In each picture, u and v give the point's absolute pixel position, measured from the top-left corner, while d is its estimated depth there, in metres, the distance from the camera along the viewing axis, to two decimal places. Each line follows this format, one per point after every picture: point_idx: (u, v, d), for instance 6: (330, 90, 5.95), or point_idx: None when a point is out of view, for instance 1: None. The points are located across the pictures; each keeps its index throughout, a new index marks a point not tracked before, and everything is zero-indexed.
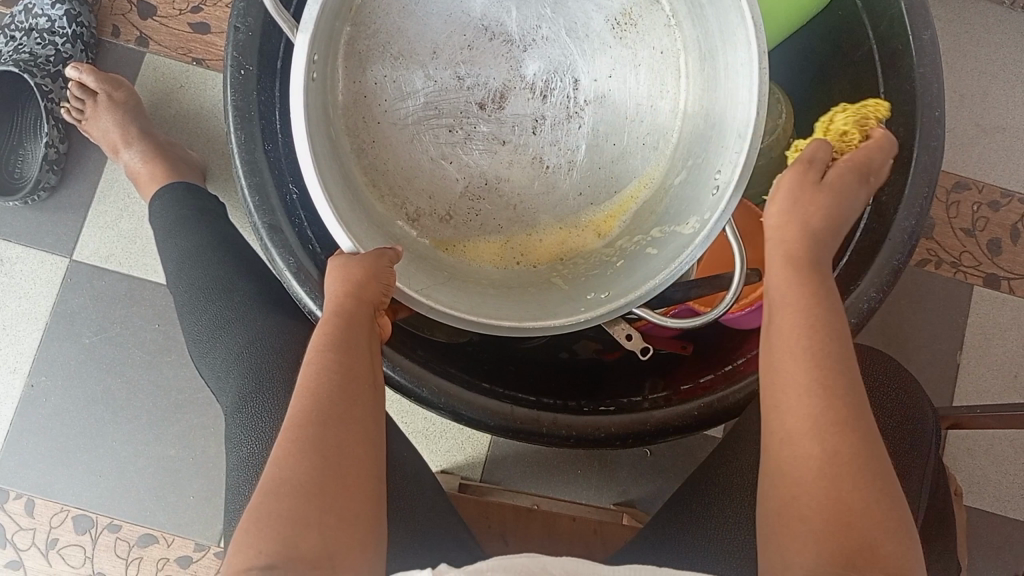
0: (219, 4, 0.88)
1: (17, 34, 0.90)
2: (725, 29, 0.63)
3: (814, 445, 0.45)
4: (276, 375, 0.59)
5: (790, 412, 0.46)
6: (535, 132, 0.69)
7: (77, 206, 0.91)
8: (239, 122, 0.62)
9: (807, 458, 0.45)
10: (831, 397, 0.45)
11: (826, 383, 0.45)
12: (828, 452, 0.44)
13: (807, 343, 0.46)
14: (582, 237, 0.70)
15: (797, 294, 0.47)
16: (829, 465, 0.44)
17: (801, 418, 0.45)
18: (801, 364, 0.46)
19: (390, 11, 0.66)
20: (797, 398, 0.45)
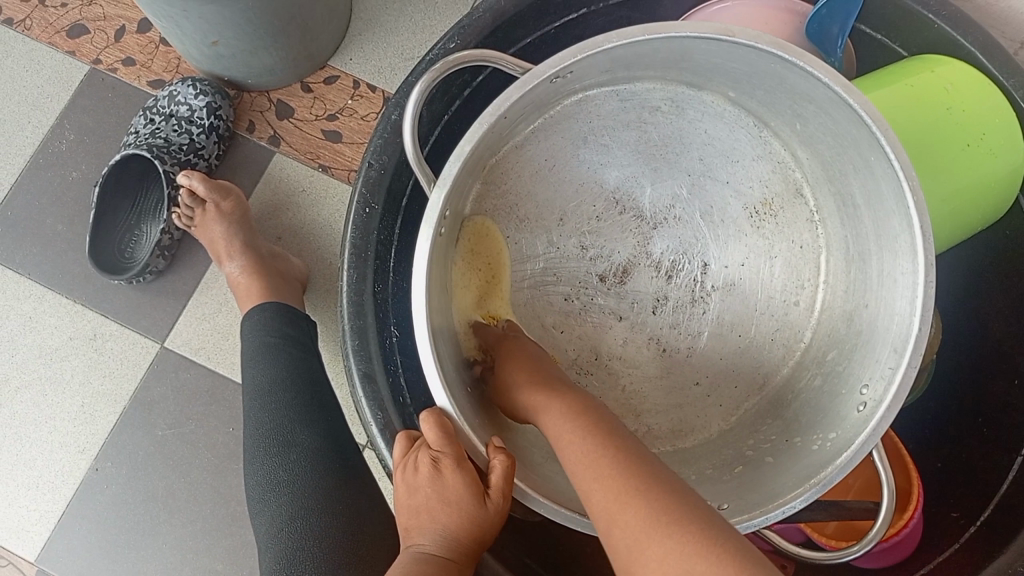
0: (355, 115, 0.88)
1: (156, 116, 0.85)
2: (884, 233, 0.57)
3: (661, 548, 0.38)
4: (316, 561, 0.55)
5: (632, 543, 0.40)
6: (655, 312, 0.66)
7: (178, 291, 0.83)
8: (354, 260, 0.60)
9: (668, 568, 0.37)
10: (634, 484, 0.42)
11: (648, 497, 0.41)
12: (657, 525, 0.39)
13: (609, 469, 0.43)
14: (700, 423, 0.65)
15: (589, 455, 0.45)
16: (662, 533, 0.39)
17: (622, 511, 0.41)
18: (590, 466, 0.44)
19: (523, 174, 0.65)
20: (603, 497, 0.42)
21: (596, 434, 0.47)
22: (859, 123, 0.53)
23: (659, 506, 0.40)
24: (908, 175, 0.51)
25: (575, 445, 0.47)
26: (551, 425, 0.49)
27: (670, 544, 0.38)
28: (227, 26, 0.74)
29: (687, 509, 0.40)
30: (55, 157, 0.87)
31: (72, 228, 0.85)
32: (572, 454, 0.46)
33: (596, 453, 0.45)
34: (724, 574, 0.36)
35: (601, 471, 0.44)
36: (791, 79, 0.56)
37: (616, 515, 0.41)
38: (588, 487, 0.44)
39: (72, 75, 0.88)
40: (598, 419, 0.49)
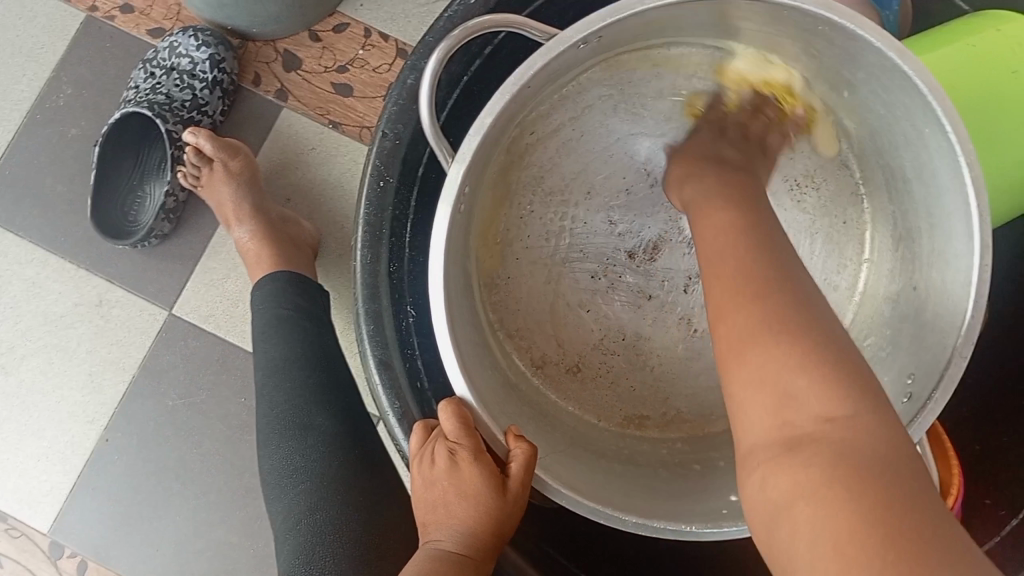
0: (367, 67, 0.83)
1: (157, 69, 0.80)
2: (936, 210, 0.52)
3: (786, 364, 0.37)
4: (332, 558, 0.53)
5: (750, 352, 0.39)
6: (687, 291, 0.63)
7: (184, 257, 0.80)
8: (368, 238, 0.57)
9: (794, 382, 0.37)
10: (767, 287, 0.40)
11: (788, 306, 0.39)
12: (788, 335, 0.38)
13: (732, 266, 0.42)
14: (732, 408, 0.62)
15: (739, 244, 0.44)
16: (783, 344, 0.38)
17: (740, 308, 0.40)
18: (731, 259, 0.43)
19: (547, 146, 0.62)
20: (725, 298, 0.42)
21: (744, 222, 0.45)
22: (913, 91, 0.48)
23: (787, 313, 0.39)
24: (968, 155, 0.46)
25: (737, 237, 0.44)
26: (702, 215, 0.48)
27: (783, 347, 0.38)
28: None
29: (817, 331, 0.38)
30: (53, 113, 0.83)
31: (73, 188, 0.82)
32: (716, 238, 0.45)
33: (740, 243, 0.43)
34: (829, 398, 0.36)
35: (738, 262, 0.42)
36: (838, 43, 0.50)
37: (731, 314, 0.41)
38: (719, 278, 0.43)
39: (67, 23, 0.83)
40: (756, 203, 0.47)
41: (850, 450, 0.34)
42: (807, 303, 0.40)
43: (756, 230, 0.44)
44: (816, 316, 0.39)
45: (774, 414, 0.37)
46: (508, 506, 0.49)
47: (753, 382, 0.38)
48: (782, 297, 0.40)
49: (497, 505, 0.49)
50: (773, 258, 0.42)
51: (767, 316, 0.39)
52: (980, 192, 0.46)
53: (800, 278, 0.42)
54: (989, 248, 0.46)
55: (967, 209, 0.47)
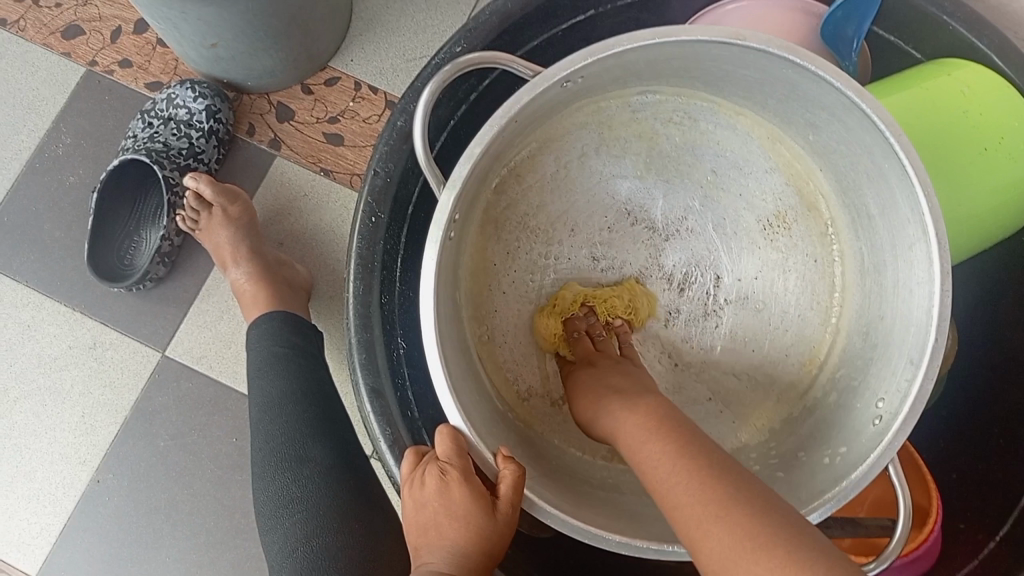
0: (357, 117, 0.87)
1: (154, 119, 0.84)
2: (899, 240, 0.56)
3: (669, 460, 0.43)
4: None
5: (649, 475, 0.44)
6: (667, 325, 0.65)
7: (178, 299, 0.82)
8: (360, 271, 0.59)
9: (671, 475, 0.42)
10: (720, 492, 0.39)
11: (671, 434, 0.45)
12: (668, 452, 0.43)
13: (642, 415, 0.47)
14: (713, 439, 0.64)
15: (630, 416, 0.48)
16: (661, 462, 0.43)
17: (639, 453, 0.45)
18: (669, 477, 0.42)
19: (535, 186, 0.66)
20: (686, 514, 0.40)
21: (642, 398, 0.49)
22: (872, 128, 0.52)
23: (740, 514, 0.38)
24: (926, 185, 0.50)
25: (660, 448, 0.44)
26: (632, 448, 0.46)
27: (661, 455, 0.43)
28: (225, 27, 0.73)
29: (687, 439, 0.44)
30: (51, 162, 0.85)
31: (69, 234, 0.84)
32: (650, 456, 0.44)
33: (679, 463, 0.42)
34: (689, 471, 0.41)
35: (676, 482, 0.41)
36: (802, 86, 0.55)
37: (696, 528, 0.39)
38: (660, 487, 0.42)
39: (68, 77, 0.87)
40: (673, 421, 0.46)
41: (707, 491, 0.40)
42: (696, 435, 0.45)
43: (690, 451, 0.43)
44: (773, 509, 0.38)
45: (664, 479, 0.42)
46: (497, 522, 0.51)
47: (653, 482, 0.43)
48: (731, 493, 0.39)
49: (487, 519, 0.50)
50: (713, 462, 0.42)
51: (662, 444, 0.44)
52: (938, 219, 0.50)
53: (736, 472, 0.41)
54: (948, 273, 0.50)
55: (927, 235, 0.51)
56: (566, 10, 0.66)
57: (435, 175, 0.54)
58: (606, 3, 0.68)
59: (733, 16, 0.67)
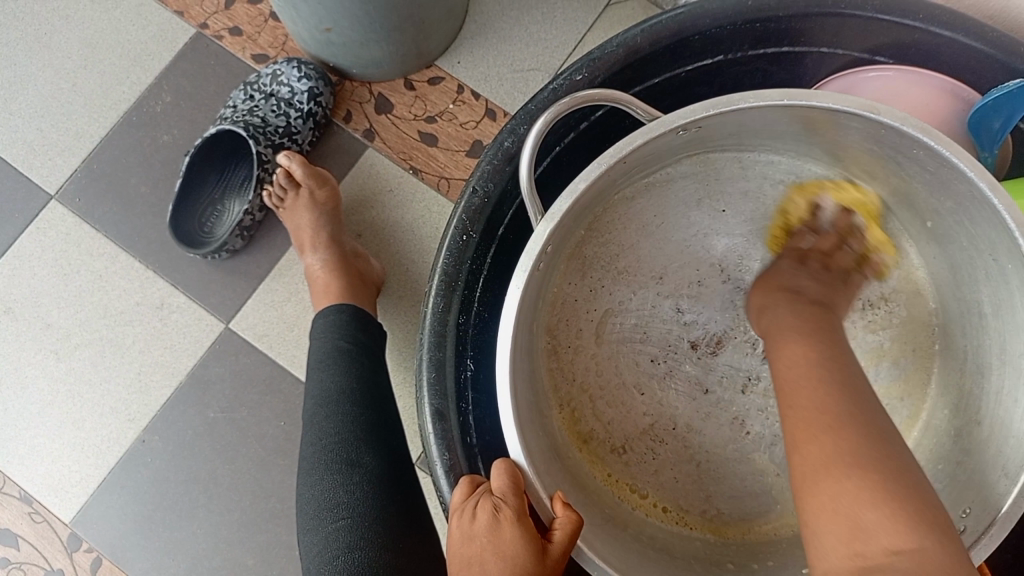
0: (454, 121, 0.86)
1: (257, 93, 0.83)
2: (1009, 348, 0.53)
3: (814, 374, 0.47)
4: None
5: (794, 369, 0.48)
6: (743, 391, 0.63)
7: (250, 274, 0.82)
8: (442, 288, 0.58)
9: (808, 388, 0.46)
10: (862, 429, 0.43)
11: (822, 353, 0.49)
12: (823, 368, 0.47)
13: (797, 328, 0.51)
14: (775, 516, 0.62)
15: (790, 321, 0.52)
16: (820, 367, 0.47)
17: (795, 350, 0.50)
18: (813, 390, 0.46)
19: (629, 228, 0.64)
20: (811, 427, 0.44)
21: (805, 312, 0.53)
22: (1002, 228, 0.49)
23: (869, 446, 0.42)
24: None
25: (806, 362, 0.48)
26: (783, 354, 0.50)
27: (813, 368, 0.47)
28: (343, 14, 0.72)
29: (843, 367, 0.47)
30: (148, 117, 0.86)
31: (156, 192, 0.84)
32: (805, 363, 0.48)
33: (828, 373, 0.47)
34: (832, 389, 0.46)
35: (817, 393, 0.46)
36: (933, 171, 0.52)
37: (816, 439, 0.43)
38: (800, 396, 0.46)
39: (177, 36, 0.87)
40: (823, 333, 0.51)
41: (834, 407, 0.44)
42: (856, 378, 0.47)
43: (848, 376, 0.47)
44: (899, 457, 0.42)
45: (808, 390, 0.46)
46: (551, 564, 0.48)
47: (789, 390, 0.48)
48: (866, 434, 0.43)
49: (541, 559, 0.48)
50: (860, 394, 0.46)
51: (819, 360, 0.48)
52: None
53: (875, 408, 0.45)
54: None
55: None
56: (694, 52, 0.64)
57: (532, 203, 0.52)
58: (735, 51, 0.65)
59: (872, 85, 0.67)
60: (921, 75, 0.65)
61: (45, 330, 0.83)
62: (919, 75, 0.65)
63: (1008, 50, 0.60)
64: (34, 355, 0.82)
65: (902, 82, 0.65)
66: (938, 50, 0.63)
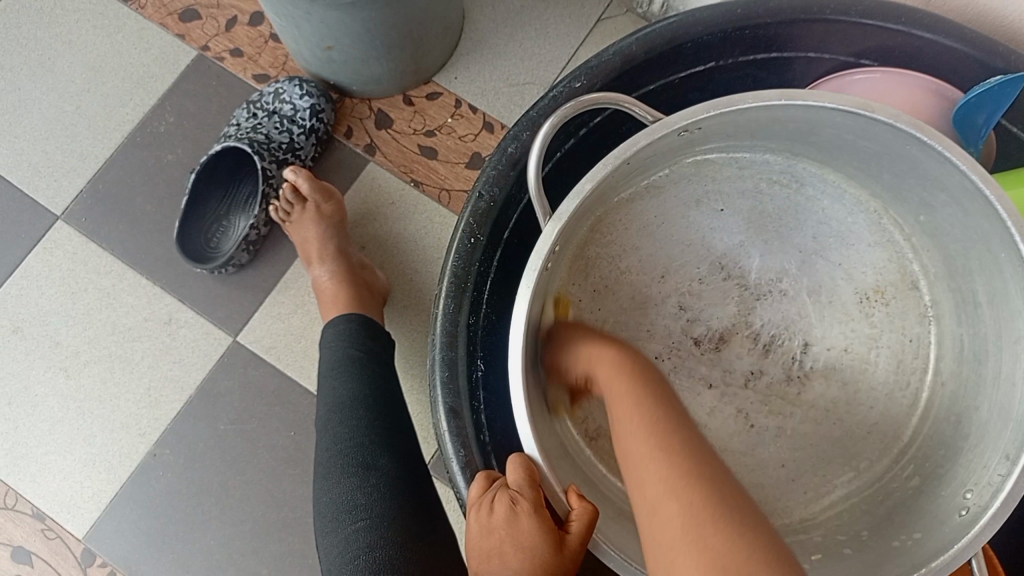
0: (453, 134, 0.88)
1: (259, 111, 0.85)
2: (1005, 333, 0.55)
3: (653, 446, 0.44)
4: None
5: (635, 444, 0.45)
6: (746, 385, 0.65)
7: (257, 288, 0.83)
8: (452, 290, 0.59)
9: (655, 463, 0.43)
10: (699, 493, 0.41)
11: (659, 425, 0.46)
12: (652, 436, 0.45)
13: (636, 404, 0.48)
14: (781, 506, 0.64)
15: (625, 393, 0.50)
16: (650, 430, 0.46)
17: (630, 415, 0.48)
18: (655, 484, 0.42)
19: (630, 227, 0.65)
20: (670, 499, 0.41)
21: (625, 376, 0.51)
22: (993, 216, 0.51)
23: (737, 524, 0.39)
24: None
25: (640, 430, 0.46)
26: (621, 432, 0.48)
27: (644, 428, 0.46)
28: (346, 31, 0.74)
29: (680, 429, 0.46)
30: (153, 137, 0.87)
31: (161, 210, 0.86)
32: (634, 432, 0.46)
33: (656, 434, 0.45)
34: (667, 456, 0.43)
35: (665, 463, 0.43)
36: (924, 163, 0.54)
37: (677, 512, 0.40)
38: (643, 484, 0.43)
39: (180, 58, 0.89)
40: (665, 400, 0.49)
41: (674, 476, 0.42)
42: (693, 436, 0.45)
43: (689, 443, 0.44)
44: (755, 523, 0.40)
45: (652, 456, 0.44)
46: (570, 554, 0.50)
47: (635, 471, 0.45)
48: (724, 506, 0.40)
49: (559, 550, 0.49)
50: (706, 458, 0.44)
51: (649, 432, 0.45)
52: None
53: (725, 476, 0.43)
54: None
55: None
56: (687, 59, 0.67)
57: (541, 203, 0.54)
58: (726, 57, 0.68)
59: (857, 85, 0.69)
60: (904, 76, 0.67)
61: (54, 349, 0.83)
62: (904, 76, 0.67)
63: (984, 49, 0.63)
64: (43, 373, 0.83)
65: (888, 83, 0.68)
66: (920, 51, 0.66)
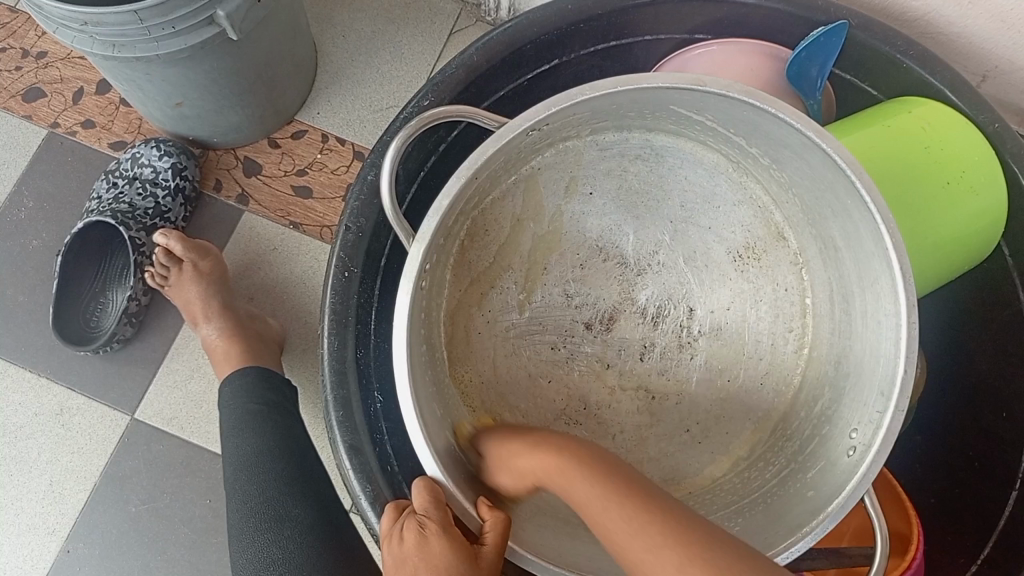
0: (325, 169, 0.88)
1: (119, 180, 0.83)
2: (864, 273, 0.57)
3: (580, 484, 0.45)
4: None
5: (554, 476, 0.47)
6: (643, 359, 0.68)
7: (148, 360, 0.80)
8: (333, 327, 0.58)
9: (571, 485, 0.46)
10: (626, 488, 0.43)
11: (579, 465, 0.46)
12: (596, 483, 0.44)
13: (560, 441, 0.49)
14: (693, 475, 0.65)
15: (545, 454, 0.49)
16: (571, 465, 0.46)
17: (555, 470, 0.47)
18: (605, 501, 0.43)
19: (505, 223, 0.66)
20: (602, 491, 0.43)
21: (554, 456, 0.48)
22: (833, 167, 0.53)
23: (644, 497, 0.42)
24: (886, 219, 0.51)
25: (558, 465, 0.47)
26: (535, 475, 0.49)
27: (566, 469, 0.47)
28: (190, 86, 0.73)
29: (600, 457, 0.47)
30: (13, 225, 0.84)
31: (34, 298, 0.82)
32: (560, 478, 0.47)
33: (594, 474, 0.45)
34: (592, 481, 0.44)
35: (592, 491, 0.44)
36: (765, 125, 0.56)
37: (604, 501, 0.43)
38: (569, 494, 0.46)
39: (29, 139, 0.86)
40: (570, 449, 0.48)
41: (586, 484, 0.45)
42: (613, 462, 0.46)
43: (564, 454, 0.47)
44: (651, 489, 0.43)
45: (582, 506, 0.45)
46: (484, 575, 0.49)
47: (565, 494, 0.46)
48: (626, 481, 0.44)
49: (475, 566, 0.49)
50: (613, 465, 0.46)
51: (572, 465, 0.47)
52: (901, 255, 0.51)
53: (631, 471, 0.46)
54: (914, 306, 0.51)
55: (890, 271, 0.52)
56: (529, 61, 0.68)
57: (399, 228, 0.54)
58: (568, 53, 0.70)
59: (698, 59, 0.71)
60: (736, 44, 0.70)
61: None
62: (736, 45, 0.70)
63: (806, 6, 0.66)
64: None
65: (724, 53, 0.71)
66: (748, 18, 0.70)
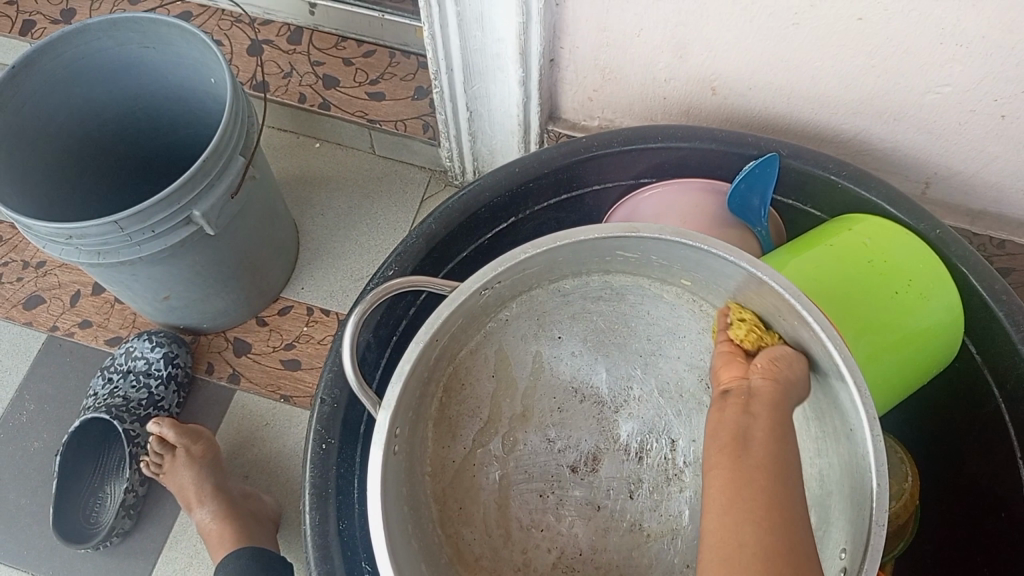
0: (311, 340, 0.91)
1: (114, 374, 0.86)
2: (825, 387, 0.59)
3: (749, 485, 0.45)
4: None
5: (749, 446, 0.47)
6: (633, 497, 0.69)
7: (147, 550, 0.81)
8: (315, 502, 0.60)
9: (738, 473, 0.45)
10: (784, 531, 0.43)
11: (760, 467, 0.46)
12: (762, 504, 0.44)
13: (774, 437, 0.47)
14: None
15: (757, 427, 0.48)
16: (763, 472, 0.45)
17: (741, 453, 0.46)
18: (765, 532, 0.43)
19: (480, 376, 0.68)
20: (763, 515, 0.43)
21: (766, 441, 0.47)
22: (772, 293, 0.56)
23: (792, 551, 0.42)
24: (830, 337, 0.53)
25: (753, 449, 0.46)
26: (725, 435, 0.48)
27: (752, 461, 0.46)
28: (176, 280, 0.78)
29: (792, 475, 0.46)
30: (15, 429, 0.87)
31: (36, 499, 0.84)
32: (746, 455, 0.46)
33: (769, 494, 0.44)
34: (762, 499, 0.44)
35: (759, 494, 0.44)
36: (703, 260, 0.59)
37: (763, 524, 0.43)
38: (729, 470, 0.46)
39: (30, 344, 0.90)
40: (784, 455, 0.47)
41: (756, 495, 0.44)
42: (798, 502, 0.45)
43: (776, 469, 0.46)
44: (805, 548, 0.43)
45: (732, 494, 0.45)
46: None
47: (723, 462, 0.47)
48: (793, 527, 0.43)
49: None
50: (792, 501, 0.45)
51: (757, 466, 0.46)
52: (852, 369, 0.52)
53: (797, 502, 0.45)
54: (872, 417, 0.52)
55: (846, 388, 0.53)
56: (487, 222, 0.73)
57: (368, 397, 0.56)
58: (523, 210, 0.75)
59: (648, 202, 0.75)
60: (680, 184, 0.74)
61: None
62: (681, 184, 0.74)
63: (739, 142, 0.71)
64: None
65: (672, 193, 0.75)
66: (687, 159, 0.74)
